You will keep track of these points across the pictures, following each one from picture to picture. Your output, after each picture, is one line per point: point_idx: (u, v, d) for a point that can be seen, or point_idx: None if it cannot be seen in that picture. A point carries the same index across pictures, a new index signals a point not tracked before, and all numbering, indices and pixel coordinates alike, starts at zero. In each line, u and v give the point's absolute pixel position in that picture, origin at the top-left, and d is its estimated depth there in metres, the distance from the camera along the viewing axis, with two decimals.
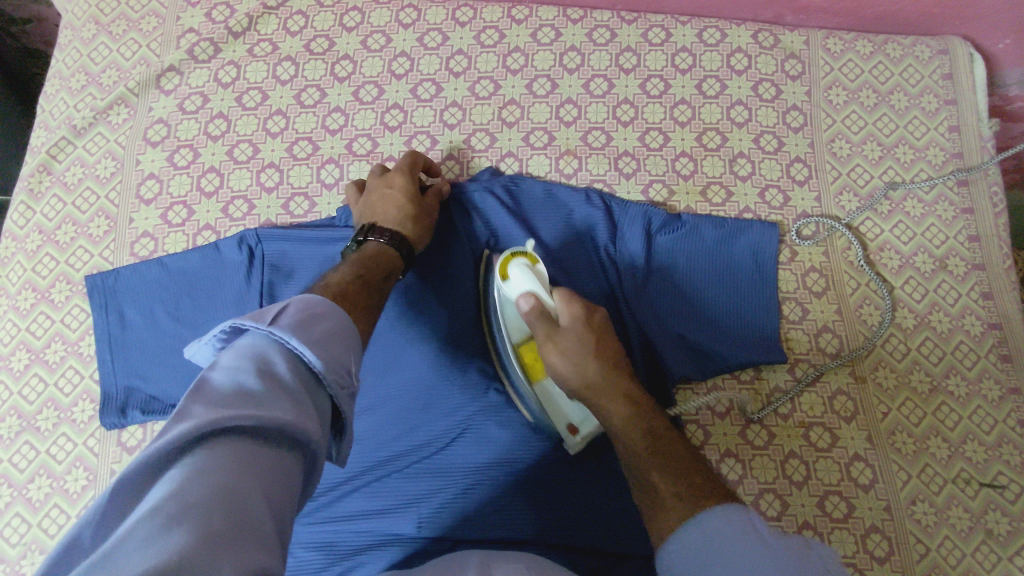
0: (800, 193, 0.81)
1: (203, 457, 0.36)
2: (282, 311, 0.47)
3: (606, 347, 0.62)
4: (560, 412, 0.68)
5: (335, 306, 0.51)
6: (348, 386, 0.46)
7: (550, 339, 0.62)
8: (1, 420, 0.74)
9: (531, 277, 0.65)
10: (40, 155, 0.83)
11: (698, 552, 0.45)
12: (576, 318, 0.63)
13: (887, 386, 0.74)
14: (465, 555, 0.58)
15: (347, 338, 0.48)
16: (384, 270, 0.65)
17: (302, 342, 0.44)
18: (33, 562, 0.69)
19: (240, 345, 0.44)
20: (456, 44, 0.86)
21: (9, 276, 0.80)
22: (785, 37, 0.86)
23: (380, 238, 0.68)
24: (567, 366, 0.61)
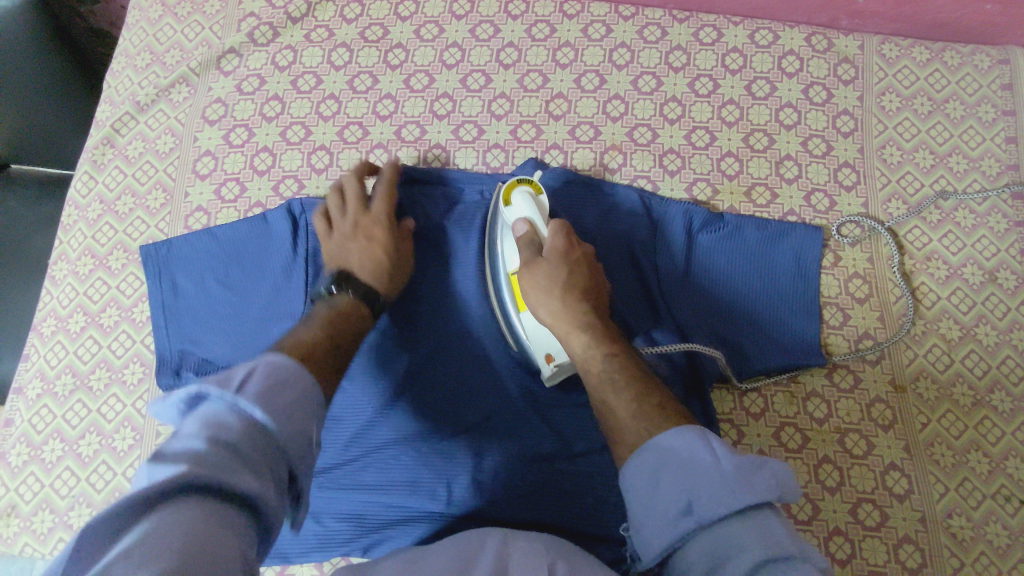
0: (847, 198, 0.80)
1: (160, 521, 0.35)
2: (248, 375, 0.46)
3: (582, 280, 0.66)
4: (535, 340, 0.69)
5: (302, 368, 0.50)
6: (306, 457, 0.46)
7: (528, 265, 0.67)
8: (57, 378, 0.78)
9: (533, 205, 0.69)
10: (105, 128, 0.87)
11: (652, 470, 0.50)
12: (557, 250, 0.67)
13: (927, 397, 0.73)
14: (483, 533, 0.58)
15: (311, 405, 0.49)
16: (354, 327, 0.65)
17: (266, 412, 0.44)
18: (81, 514, 0.73)
19: (203, 411, 0.43)
20: (508, 37, 0.88)
21: (70, 242, 0.83)
22: (839, 42, 0.85)
23: (354, 292, 0.69)
24: (539, 289, 0.65)
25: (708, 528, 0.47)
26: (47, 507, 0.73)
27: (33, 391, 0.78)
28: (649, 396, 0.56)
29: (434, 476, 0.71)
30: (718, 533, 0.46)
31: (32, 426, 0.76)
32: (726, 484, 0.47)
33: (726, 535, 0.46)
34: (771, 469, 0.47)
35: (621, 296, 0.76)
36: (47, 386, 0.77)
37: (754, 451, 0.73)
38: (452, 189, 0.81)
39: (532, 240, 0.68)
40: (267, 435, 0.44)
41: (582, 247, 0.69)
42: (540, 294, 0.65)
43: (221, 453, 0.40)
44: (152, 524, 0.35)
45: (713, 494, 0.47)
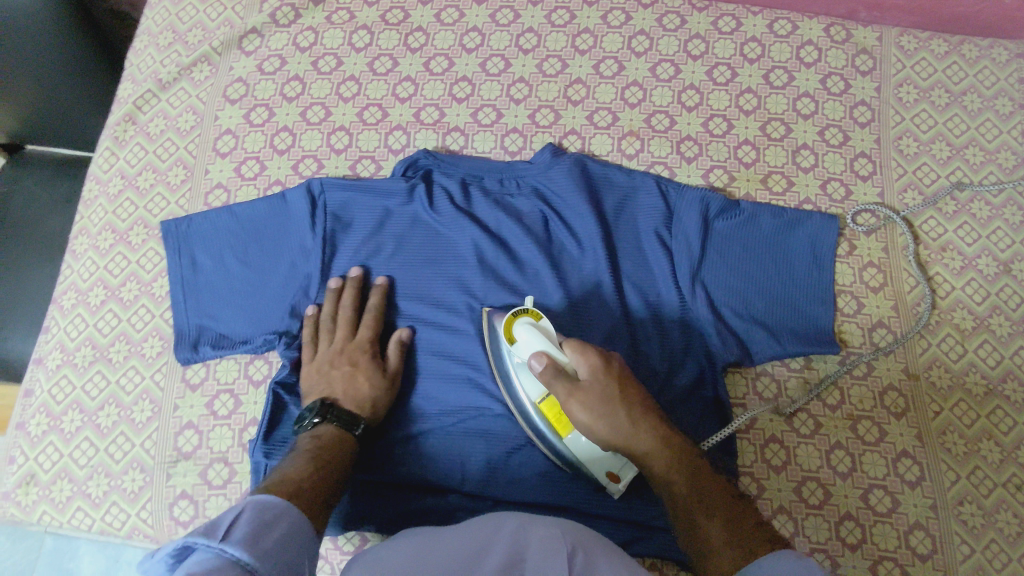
0: (863, 188, 0.81)
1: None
2: (234, 521, 0.47)
3: (631, 397, 0.62)
4: (591, 462, 0.66)
5: (288, 507, 0.52)
6: None
7: (572, 395, 0.61)
8: (77, 350, 0.79)
9: (540, 336, 0.64)
10: (127, 105, 0.88)
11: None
12: (596, 370, 0.62)
13: (940, 386, 0.74)
14: (502, 517, 0.58)
15: (298, 541, 0.49)
16: (343, 459, 0.65)
17: (256, 552, 0.44)
18: (100, 484, 0.74)
19: (190, 561, 0.43)
20: (528, 22, 0.88)
21: (92, 216, 0.84)
22: (857, 33, 0.86)
23: (336, 419, 0.69)
24: (595, 424, 0.61)
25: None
26: (66, 476, 0.74)
27: (53, 362, 0.78)
28: (735, 517, 0.55)
29: (451, 458, 0.73)
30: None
31: (52, 396, 0.77)
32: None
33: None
34: None
35: (637, 283, 0.77)
36: (67, 358, 0.78)
37: (767, 436, 0.73)
38: (471, 171, 0.81)
39: (562, 370, 0.62)
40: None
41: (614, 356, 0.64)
42: (600, 430, 0.61)
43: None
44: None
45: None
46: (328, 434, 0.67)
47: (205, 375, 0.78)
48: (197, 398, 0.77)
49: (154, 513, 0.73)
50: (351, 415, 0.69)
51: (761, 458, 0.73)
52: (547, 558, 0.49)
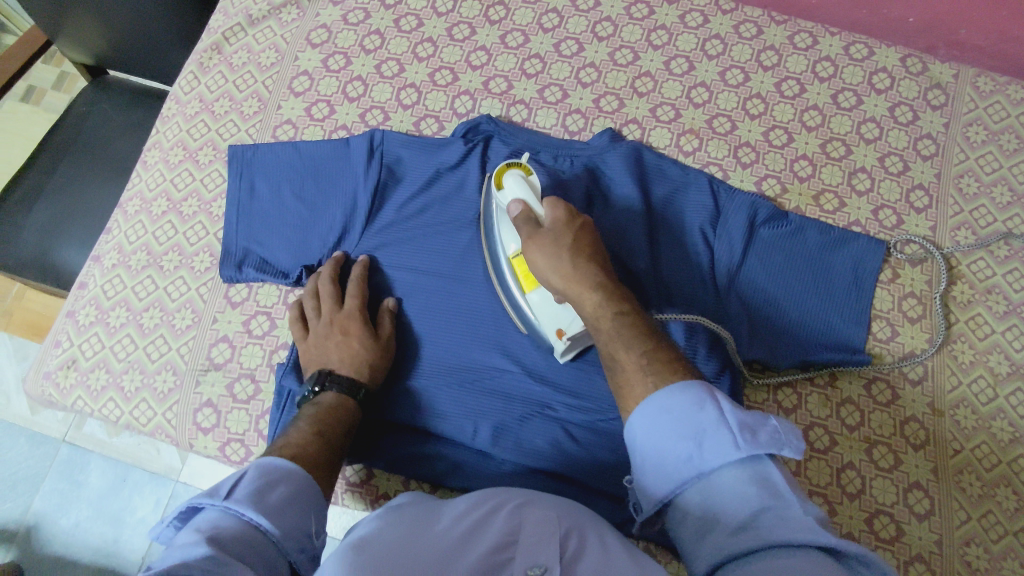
0: (915, 219, 0.80)
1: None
2: (238, 481, 0.49)
3: (588, 246, 0.63)
4: (544, 320, 0.69)
5: (294, 466, 0.54)
6: (304, 549, 0.48)
7: (532, 240, 0.64)
8: (133, 253, 0.83)
9: (524, 186, 0.68)
10: (216, 35, 0.92)
11: (655, 424, 0.49)
12: (558, 221, 0.64)
13: (964, 425, 0.73)
14: (501, 494, 0.57)
15: (303, 498, 0.51)
16: (343, 423, 0.66)
17: (256, 512, 0.46)
18: (133, 379, 0.77)
19: (195, 522, 0.45)
20: (607, 12, 0.90)
21: (167, 133, 0.89)
22: (933, 67, 0.85)
23: (336, 387, 0.69)
24: (546, 260, 0.62)
25: (710, 481, 0.46)
26: (104, 367, 0.78)
27: (109, 261, 0.83)
28: (655, 351, 0.54)
29: (464, 412, 0.75)
30: (719, 484, 0.45)
31: (103, 291, 0.81)
32: (731, 441, 0.45)
33: (725, 484, 0.45)
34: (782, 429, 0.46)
35: (675, 275, 0.78)
36: (123, 259, 0.83)
37: None
38: (528, 145, 0.83)
39: (531, 218, 0.66)
40: (263, 537, 0.46)
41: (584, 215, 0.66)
42: (548, 266, 0.62)
43: (227, 553, 0.42)
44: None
45: (717, 448, 0.45)
46: (331, 403, 0.67)
47: (247, 296, 0.81)
48: (236, 315, 0.80)
49: (178, 415, 0.76)
50: (350, 380, 0.70)
51: None
52: (540, 541, 0.48)
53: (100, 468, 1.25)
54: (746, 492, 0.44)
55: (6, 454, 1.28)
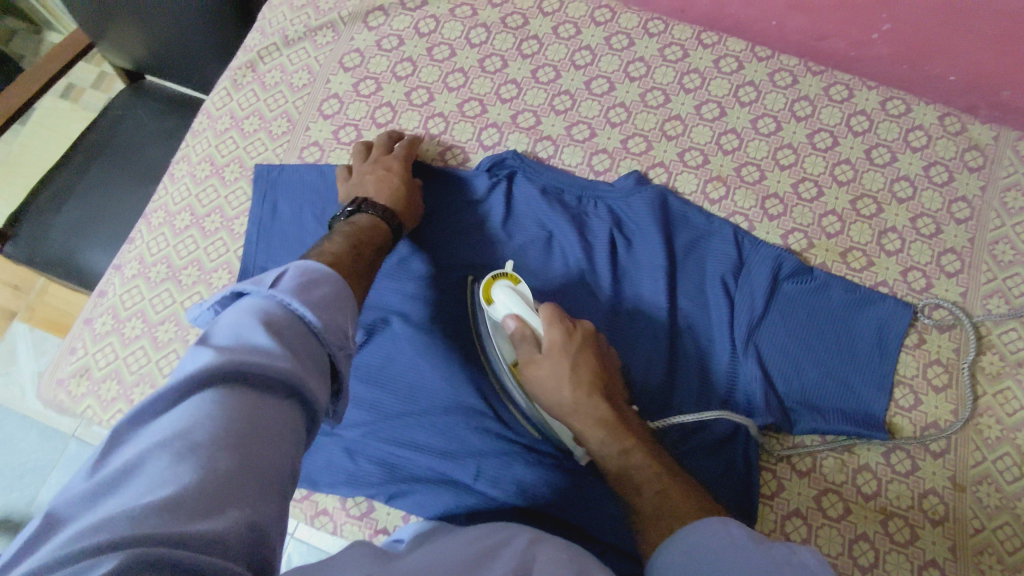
0: (945, 284, 0.78)
1: (215, 400, 0.39)
2: (282, 276, 0.50)
3: (585, 373, 0.67)
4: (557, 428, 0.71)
5: (333, 273, 0.54)
6: (344, 347, 0.50)
7: (532, 366, 0.68)
8: (153, 265, 0.83)
9: (515, 300, 0.69)
10: (251, 54, 0.93)
11: (688, 560, 0.52)
12: (555, 345, 0.68)
13: (987, 503, 0.70)
14: (513, 530, 0.58)
15: (342, 303, 0.52)
16: (374, 242, 0.70)
17: (302, 303, 0.48)
18: (143, 392, 0.78)
19: (242, 305, 0.47)
20: (640, 52, 0.90)
21: (195, 147, 0.90)
22: (972, 128, 0.83)
23: (371, 210, 0.73)
24: (546, 389, 0.68)
25: None
26: (115, 377, 0.79)
27: (129, 271, 0.84)
28: (666, 489, 0.61)
29: (470, 450, 0.73)
30: None
31: (121, 301, 0.82)
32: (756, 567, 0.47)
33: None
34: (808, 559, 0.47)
35: (692, 325, 0.78)
36: (143, 270, 0.83)
37: (791, 508, 0.71)
38: (553, 183, 0.83)
39: (528, 337, 0.69)
40: (309, 326, 0.47)
41: (579, 327, 0.70)
42: (551, 394, 0.68)
43: (281, 336, 0.45)
44: (205, 403, 0.38)
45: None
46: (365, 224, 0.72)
47: None
48: None
49: None
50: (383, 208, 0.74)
51: (781, 528, 0.71)
52: None
53: None
54: None
55: (16, 447, 1.30)
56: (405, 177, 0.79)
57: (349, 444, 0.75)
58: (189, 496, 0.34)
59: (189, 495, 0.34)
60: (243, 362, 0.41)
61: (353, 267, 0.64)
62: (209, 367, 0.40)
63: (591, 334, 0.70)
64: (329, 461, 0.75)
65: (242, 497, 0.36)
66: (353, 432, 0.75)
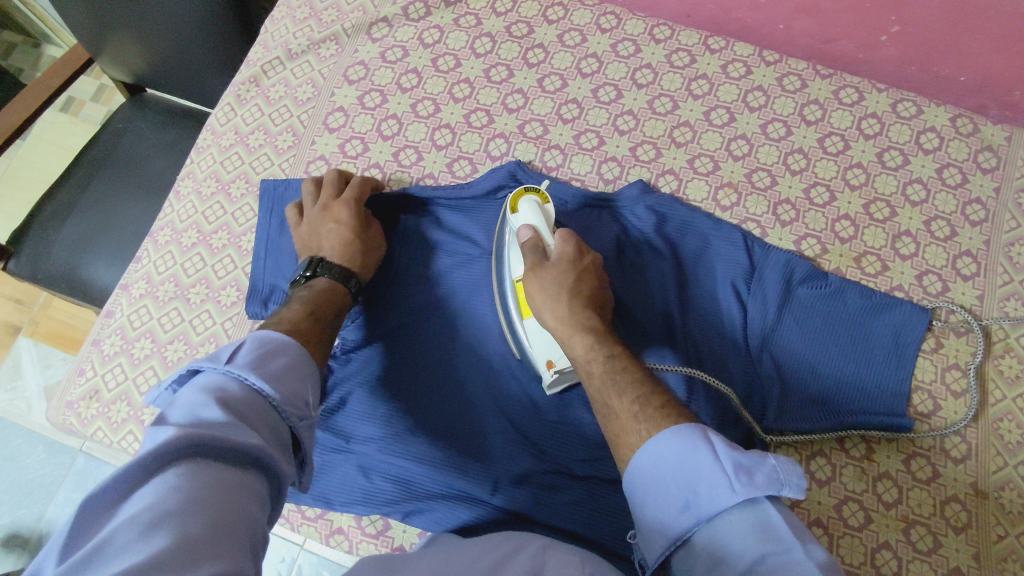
0: (962, 287, 0.77)
1: (185, 465, 0.39)
2: (237, 351, 0.52)
3: (587, 287, 0.69)
4: (537, 348, 0.71)
5: (290, 343, 0.57)
6: (304, 419, 0.52)
7: (536, 266, 0.70)
8: (161, 284, 0.83)
9: (538, 214, 0.72)
10: (255, 68, 0.93)
11: (657, 474, 0.51)
12: (565, 257, 0.70)
13: (1011, 510, 0.69)
14: (529, 537, 0.60)
15: (300, 372, 0.54)
16: (334, 307, 0.70)
17: (259, 377, 0.49)
18: (153, 413, 0.77)
19: (199, 381, 0.48)
20: (647, 58, 0.89)
21: (200, 164, 0.89)
22: (985, 129, 0.83)
23: (327, 275, 0.73)
24: (546, 293, 0.68)
25: (712, 526, 0.48)
26: (125, 398, 0.78)
27: (137, 290, 0.83)
28: (648, 397, 0.58)
29: (486, 464, 0.72)
30: (718, 532, 0.47)
31: (129, 321, 0.82)
32: (727, 484, 0.47)
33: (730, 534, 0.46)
34: (779, 469, 0.47)
35: (706, 332, 0.77)
36: (150, 289, 0.83)
37: (812, 518, 0.70)
38: (555, 194, 0.83)
39: (540, 246, 0.71)
40: (267, 400, 0.49)
41: (590, 254, 0.72)
42: (547, 301, 0.68)
43: (237, 412, 0.46)
44: (172, 477, 0.38)
45: (715, 494, 0.47)
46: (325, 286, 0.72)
47: None
48: None
49: None
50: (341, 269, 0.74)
51: None
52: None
53: None
54: (745, 535, 0.45)
55: (24, 462, 1.29)
56: (362, 226, 0.78)
57: (362, 460, 0.74)
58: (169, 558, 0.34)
59: (170, 556, 0.34)
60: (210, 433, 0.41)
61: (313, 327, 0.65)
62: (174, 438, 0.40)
63: (598, 263, 0.72)
64: (342, 479, 0.74)
65: (217, 556, 0.36)
66: (366, 449, 0.74)
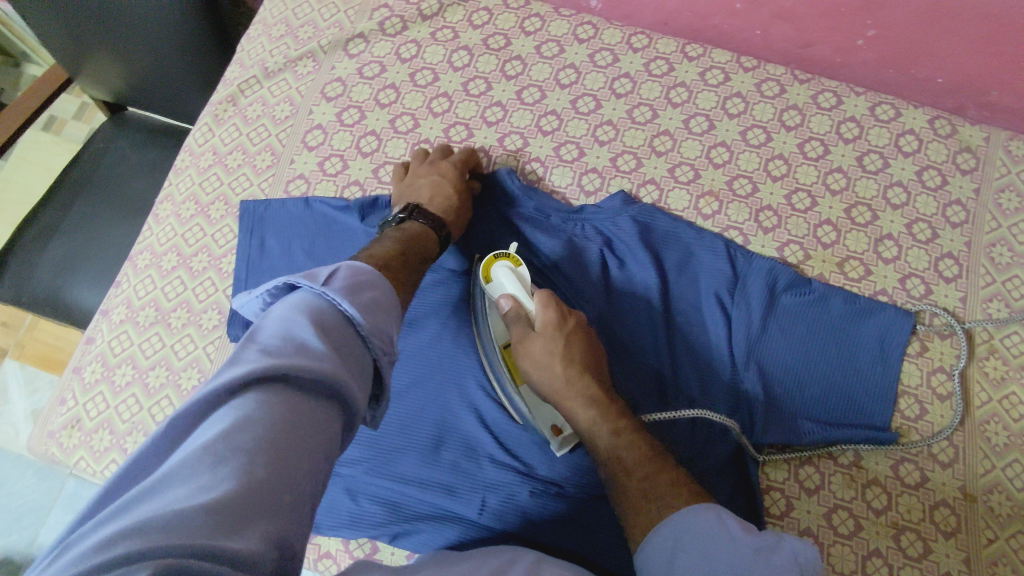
0: (945, 289, 0.77)
1: (258, 398, 0.39)
2: (333, 275, 0.51)
3: (580, 354, 0.70)
4: (540, 415, 0.72)
5: (379, 277, 0.55)
6: (388, 353, 0.50)
7: (524, 341, 0.70)
8: (141, 309, 0.82)
9: (515, 281, 0.73)
10: (231, 88, 0.92)
11: (674, 547, 0.54)
12: (549, 324, 0.70)
13: (1000, 512, 0.69)
14: (520, 552, 0.60)
15: (388, 307, 0.53)
16: (421, 250, 0.70)
17: (351, 306, 0.48)
18: (136, 441, 0.76)
19: (293, 300, 0.48)
20: (625, 68, 0.89)
21: (179, 186, 0.88)
22: (963, 130, 0.83)
23: (422, 219, 0.74)
24: (541, 367, 0.70)
25: None
26: (107, 426, 0.77)
27: (117, 316, 0.82)
28: (656, 472, 0.61)
29: (474, 484, 0.72)
30: None
31: (110, 347, 0.81)
32: (745, 562, 0.50)
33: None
34: (797, 547, 0.50)
35: (691, 344, 0.76)
36: (130, 314, 0.82)
37: (802, 527, 0.70)
38: (536, 210, 0.82)
39: (522, 315, 0.71)
40: (353, 331, 0.48)
41: (573, 314, 0.73)
42: (541, 375, 0.70)
43: (323, 338, 0.45)
44: (245, 407, 0.38)
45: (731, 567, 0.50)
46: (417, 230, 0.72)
47: None
48: None
49: None
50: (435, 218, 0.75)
51: None
52: None
53: None
54: None
55: (13, 486, 1.28)
56: (459, 185, 0.79)
57: (349, 483, 0.74)
58: (223, 508, 0.33)
59: (227, 504, 0.34)
60: (286, 364, 0.41)
61: (402, 270, 0.64)
62: (253, 369, 0.40)
63: (584, 321, 0.73)
64: (330, 502, 0.74)
65: (271, 504, 0.36)
66: (352, 471, 0.74)
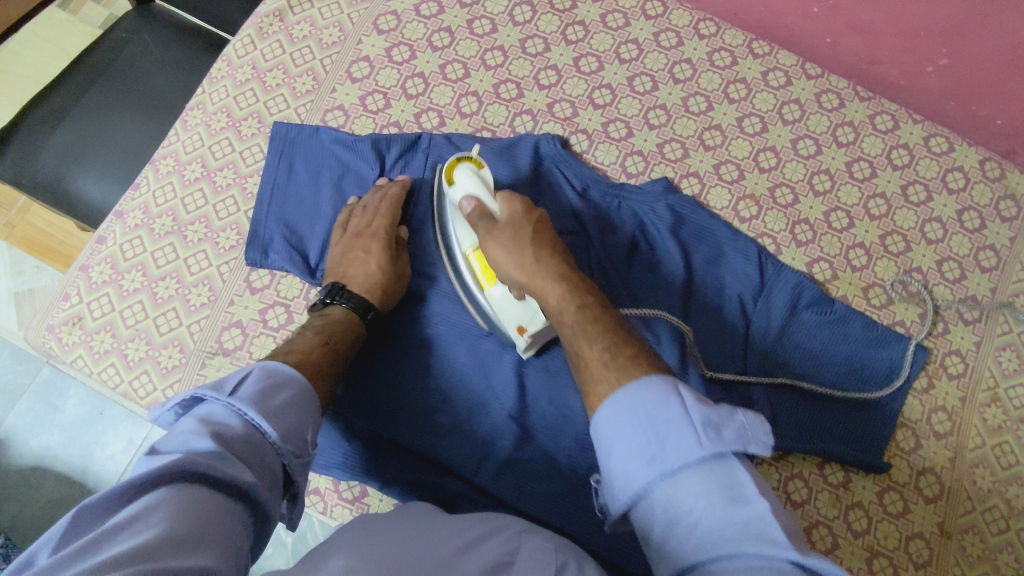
0: (961, 331, 0.78)
1: (174, 481, 0.42)
2: (243, 379, 0.53)
3: (545, 238, 0.65)
4: (504, 314, 0.70)
5: (296, 373, 0.57)
6: (300, 456, 0.52)
7: (489, 234, 0.66)
8: (158, 217, 0.80)
9: (476, 182, 0.70)
10: (281, 1, 0.88)
11: (620, 424, 0.48)
12: (515, 214, 0.67)
13: (969, 553, 0.71)
14: (501, 520, 0.58)
15: (304, 406, 0.55)
16: (349, 334, 0.68)
17: (259, 413, 0.50)
18: (138, 348, 0.75)
19: (198, 411, 0.50)
20: (687, 53, 0.86)
21: (212, 95, 0.85)
22: (1011, 176, 0.82)
23: (344, 303, 0.70)
24: (506, 253, 0.64)
25: (675, 483, 0.45)
26: (110, 330, 0.76)
27: (132, 220, 0.80)
28: (621, 346, 0.54)
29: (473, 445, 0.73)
30: (679, 488, 0.44)
31: (121, 251, 0.79)
32: (697, 439, 0.45)
33: (689, 490, 0.44)
34: (747, 423, 0.47)
35: (705, 343, 0.76)
36: (146, 221, 0.80)
37: None
38: (578, 178, 0.81)
39: (485, 212, 0.68)
40: (264, 437, 0.50)
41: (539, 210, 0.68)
42: (509, 262, 0.64)
43: (227, 447, 0.47)
44: (162, 490, 0.41)
45: (681, 448, 0.45)
46: (338, 315, 0.69)
47: (268, 283, 0.78)
48: (253, 301, 0.77)
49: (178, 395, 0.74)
50: (357, 298, 0.70)
51: None
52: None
53: (79, 398, 1.21)
54: (711, 491, 0.43)
55: None
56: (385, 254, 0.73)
57: (347, 425, 0.74)
58: (148, 550, 0.37)
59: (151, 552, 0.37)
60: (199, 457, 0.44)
61: (329, 359, 0.63)
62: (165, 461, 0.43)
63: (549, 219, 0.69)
64: (324, 439, 0.73)
65: (193, 551, 0.39)
66: (352, 413, 0.74)
